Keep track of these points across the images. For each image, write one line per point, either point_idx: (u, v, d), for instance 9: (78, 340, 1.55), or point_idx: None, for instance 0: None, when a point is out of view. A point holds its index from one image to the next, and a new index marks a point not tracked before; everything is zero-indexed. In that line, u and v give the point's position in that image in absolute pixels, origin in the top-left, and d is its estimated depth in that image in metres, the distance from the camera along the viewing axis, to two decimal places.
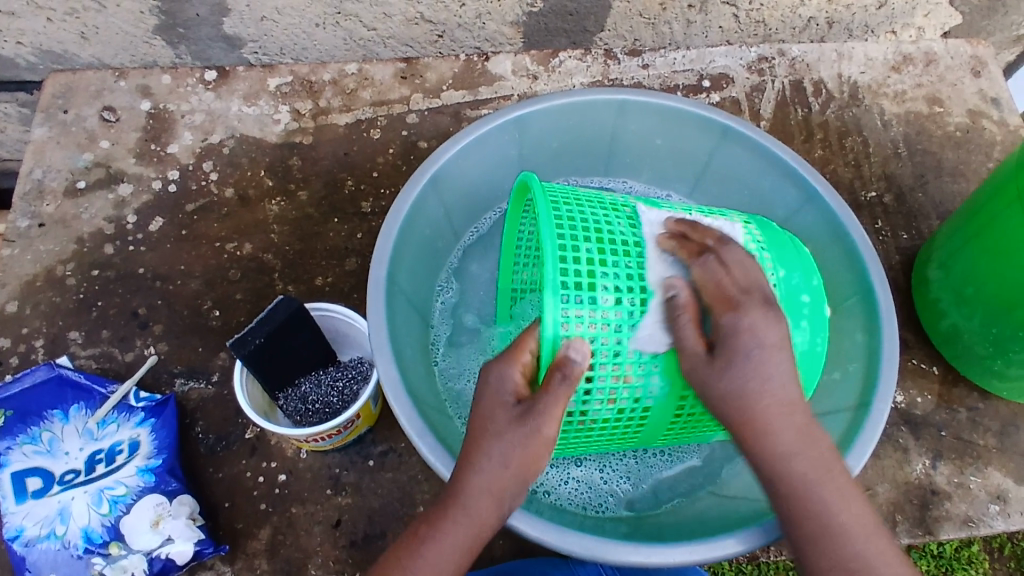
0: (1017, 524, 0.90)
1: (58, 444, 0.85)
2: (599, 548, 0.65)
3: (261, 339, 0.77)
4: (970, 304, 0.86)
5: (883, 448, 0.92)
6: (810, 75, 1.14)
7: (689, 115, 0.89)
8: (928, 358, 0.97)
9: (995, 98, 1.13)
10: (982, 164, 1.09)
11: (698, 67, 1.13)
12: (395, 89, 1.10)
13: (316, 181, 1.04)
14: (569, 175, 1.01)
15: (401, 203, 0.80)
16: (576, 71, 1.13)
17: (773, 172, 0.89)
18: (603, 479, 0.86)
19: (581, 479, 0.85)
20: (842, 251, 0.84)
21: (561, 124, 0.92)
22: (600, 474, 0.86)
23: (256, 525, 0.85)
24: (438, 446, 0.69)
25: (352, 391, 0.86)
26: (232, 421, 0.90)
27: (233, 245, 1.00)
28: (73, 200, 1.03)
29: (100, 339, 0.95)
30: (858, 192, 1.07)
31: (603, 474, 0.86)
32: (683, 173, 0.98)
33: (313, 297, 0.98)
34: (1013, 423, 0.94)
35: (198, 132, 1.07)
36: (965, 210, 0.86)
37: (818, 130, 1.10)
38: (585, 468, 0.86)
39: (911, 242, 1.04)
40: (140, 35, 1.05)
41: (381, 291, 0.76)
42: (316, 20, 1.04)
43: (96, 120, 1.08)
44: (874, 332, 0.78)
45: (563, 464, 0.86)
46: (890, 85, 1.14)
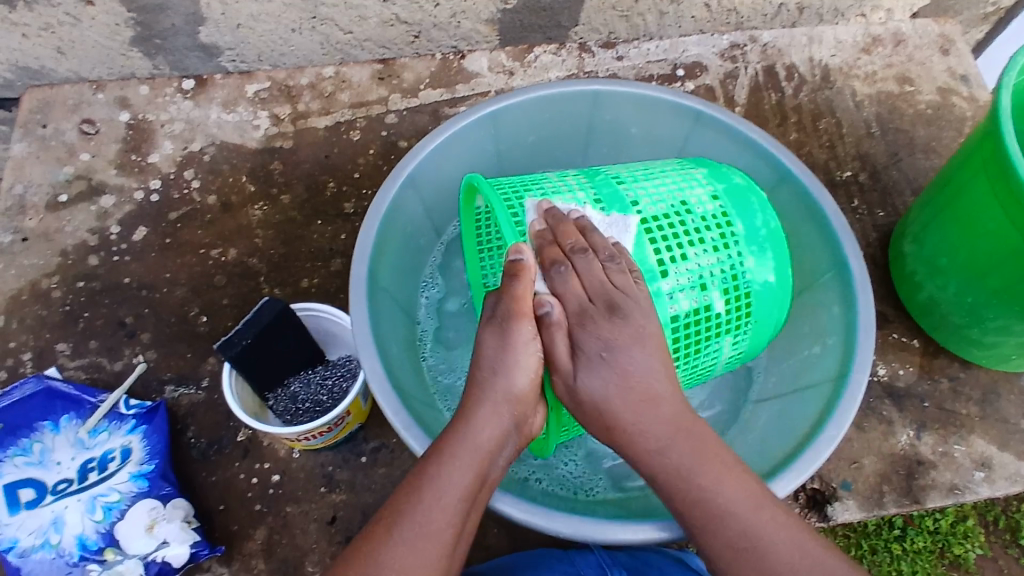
0: (1002, 489, 0.91)
1: (49, 454, 0.85)
2: (587, 527, 0.66)
3: (249, 340, 0.78)
4: (944, 275, 0.88)
5: (868, 421, 0.94)
6: (782, 60, 1.15)
7: (663, 103, 0.90)
8: (908, 332, 0.98)
9: (964, 75, 1.15)
10: (953, 140, 1.11)
11: (671, 57, 1.15)
12: (373, 91, 1.11)
13: (298, 184, 1.05)
14: (548, 168, 1.02)
15: (380, 201, 0.81)
16: (552, 66, 1.14)
17: (747, 154, 0.90)
18: (604, 455, 0.89)
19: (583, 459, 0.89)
20: (817, 230, 0.86)
21: (537, 117, 0.93)
22: (601, 450, 0.89)
23: (251, 526, 0.85)
24: (423, 436, 0.70)
25: (341, 389, 0.87)
26: (223, 425, 0.90)
27: (218, 251, 1.01)
28: (55, 213, 1.03)
29: (88, 350, 0.96)
30: (833, 171, 1.08)
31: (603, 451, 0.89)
32: (660, 161, 1.00)
33: (299, 299, 0.99)
34: (994, 391, 0.96)
35: (178, 141, 1.07)
36: (936, 182, 0.88)
37: (792, 114, 1.12)
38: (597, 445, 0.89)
39: (887, 219, 1.06)
40: (115, 47, 1.05)
41: (364, 288, 0.76)
42: (292, 25, 1.05)
43: (74, 133, 1.08)
44: (850, 304, 0.80)
45: (573, 445, 0.90)
46: (861, 67, 1.15)
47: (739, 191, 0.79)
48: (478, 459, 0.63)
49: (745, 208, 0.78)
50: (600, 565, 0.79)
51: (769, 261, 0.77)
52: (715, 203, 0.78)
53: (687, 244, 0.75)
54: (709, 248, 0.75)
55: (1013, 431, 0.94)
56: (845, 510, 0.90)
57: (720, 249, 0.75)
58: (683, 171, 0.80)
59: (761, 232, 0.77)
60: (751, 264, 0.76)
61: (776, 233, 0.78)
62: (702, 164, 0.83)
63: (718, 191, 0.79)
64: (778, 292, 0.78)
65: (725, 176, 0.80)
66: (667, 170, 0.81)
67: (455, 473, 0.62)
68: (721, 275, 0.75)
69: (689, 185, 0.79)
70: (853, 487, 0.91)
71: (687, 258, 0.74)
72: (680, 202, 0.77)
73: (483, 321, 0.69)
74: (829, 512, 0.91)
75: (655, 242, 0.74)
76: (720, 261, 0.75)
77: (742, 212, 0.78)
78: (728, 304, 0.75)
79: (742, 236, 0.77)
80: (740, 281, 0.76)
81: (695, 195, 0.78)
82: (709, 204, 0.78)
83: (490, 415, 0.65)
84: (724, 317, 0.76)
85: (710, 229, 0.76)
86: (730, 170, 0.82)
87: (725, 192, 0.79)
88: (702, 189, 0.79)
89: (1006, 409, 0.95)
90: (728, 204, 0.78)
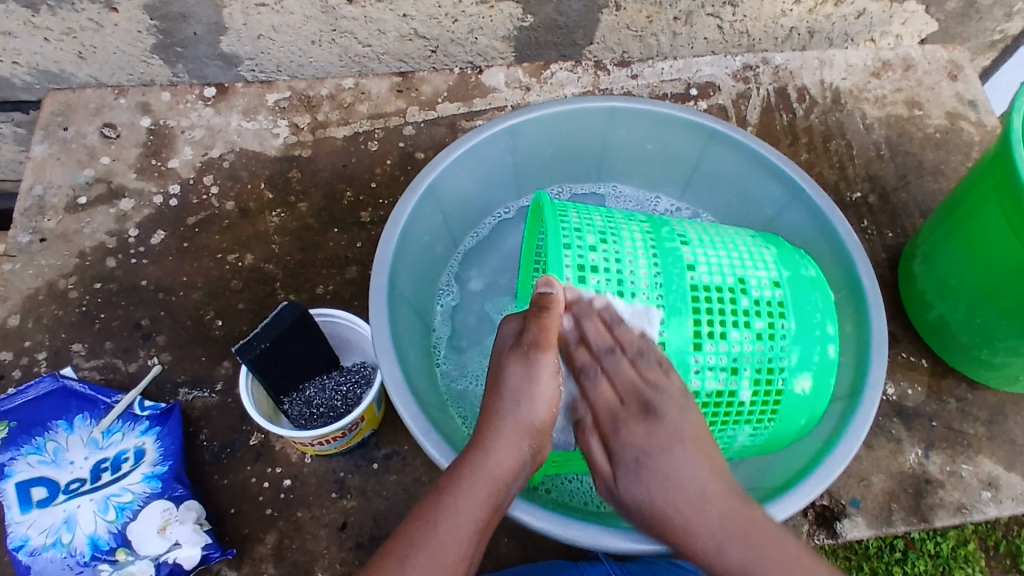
0: (1009, 509, 0.92)
1: (62, 454, 0.85)
2: (601, 536, 0.67)
3: (265, 344, 0.79)
4: (954, 296, 0.89)
5: (877, 440, 0.94)
6: (793, 82, 1.17)
7: (679, 121, 0.92)
8: (918, 351, 0.99)
9: (972, 101, 1.17)
10: (961, 164, 1.12)
11: (684, 76, 1.17)
12: (391, 102, 1.13)
13: (316, 192, 1.06)
14: (562, 182, 1.04)
15: (400, 211, 0.82)
16: (568, 82, 1.16)
17: (761, 172, 0.92)
18: None
19: (590, 483, 0.86)
20: (830, 246, 0.87)
21: (555, 131, 0.94)
22: None
23: (262, 530, 0.86)
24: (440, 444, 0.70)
25: (357, 395, 0.86)
26: (236, 428, 0.91)
27: (234, 256, 1.02)
28: (74, 215, 1.04)
29: (103, 351, 0.96)
30: (843, 192, 1.10)
31: None
32: (674, 177, 1.01)
33: (314, 305, 1.00)
34: (1002, 412, 0.97)
35: (198, 147, 1.09)
36: (947, 202, 0.89)
37: (803, 135, 1.14)
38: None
39: (896, 240, 1.07)
40: (139, 54, 1.07)
41: (383, 296, 0.77)
42: (313, 37, 1.07)
43: (96, 137, 1.09)
44: (864, 324, 0.81)
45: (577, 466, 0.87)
46: (871, 90, 1.17)
47: (803, 283, 0.78)
48: (489, 489, 0.64)
49: (805, 301, 0.77)
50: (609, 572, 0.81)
51: (809, 368, 0.76)
52: (776, 291, 0.77)
53: (730, 326, 0.74)
54: (753, 337, 0.75)
55: (1020, 451, 0.94)
56: (854, 527, 0.91)
57: (764, 339, 0.75)
58: (755, 250, 0.80)
59: (815, 331, 0.76)
60: (792, 358, 0.76)
61: (828, 339, 0.77)
62: (773, 244, 0.82)
63: (781, 278, 0.78)
64: (819, 375, 0.76)
65: (795, 266, 0.79)
66: (736, 242, 0.80)
67: (466, 502, 0.63)
68: (759, 362, 0.75)
69: (755, 266, 0.78)
70: (862, 504, 0.91)
71: (727, 340, 0.74)
72: (739, 279, 0.76)
73: (509, 349, 0.71)
74: (838, 528, 0.91)
75: (698, 315, 0.74)
76: (760, 350, 0.75)
77: (800, 307, 0.77)
78: (757, 394, 0.75)
79: (790, 333, 0.76)
80: (775, 373, 0.75)
81: (757, 277, 0.77)
82: (768, 290, 0.77)
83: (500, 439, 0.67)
84: (748, 406, 0.76)
85: (761, 316, 0.75)
86: (805, 261, 0.81)
87: (789, 282, 0.78)
88: (766, 273, 0.78)
89: (1014, 430, 0.96)
90: (787, 296, 0.77)
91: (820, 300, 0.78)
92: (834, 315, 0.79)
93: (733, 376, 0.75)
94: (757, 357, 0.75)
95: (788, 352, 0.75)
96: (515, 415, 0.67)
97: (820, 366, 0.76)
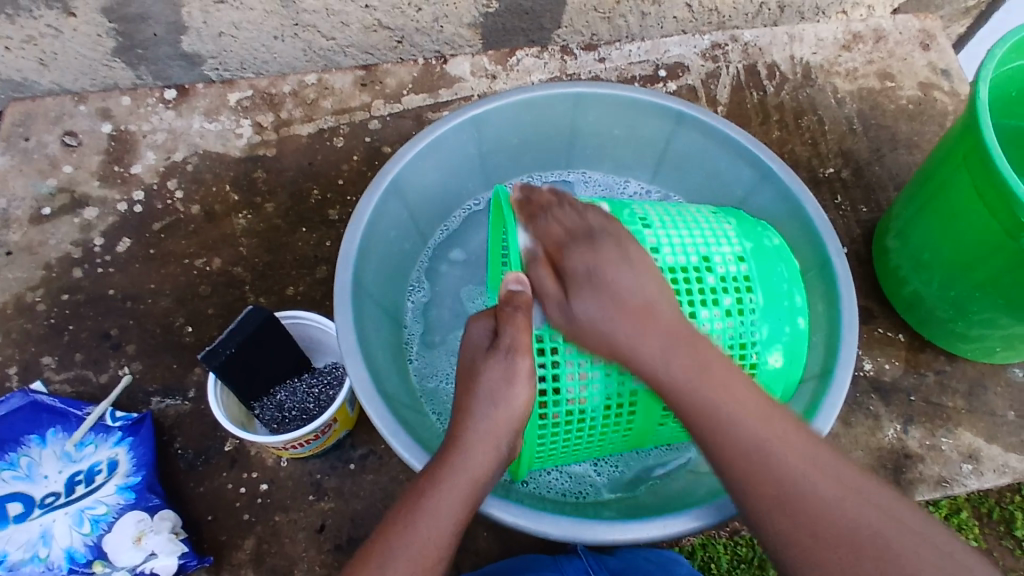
0: (990, 481, 0.92)
1: (35, 468, 0.84)
2: (575, 528, 0.67)
3: (231, 350, 0.78)
4: (928, 271, 0.88)
5: (855, 417, 0.94)
6: (763, 58, 1.16)
7: (645, 104, 0.90)
8: (894, 327, 0.99)
9: (945, 70, 1.16)
10: (935, 135, 1.11)
11: (653, 57, 1.15)
12: (356, 97, 1.11)
13: (282, 192, 1.05)
14: (531, 170, 1.03)
15: (362, 209, 0.81)
16: (535, 69, 1.14)
17: (728, 153, 0.90)
18: (597, 473, 0.86)
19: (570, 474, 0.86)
20: (798, 225, 0.86)
21: (520, 119, 0.93)
22: (594, 469, 0.86)
23: (240, 536, 0.85)
24: (413, 450, 0.70)
25: (328, 396, 0.87)
26: (211, 435, 0.90)
27: (203, 261, 1.01)
28: (38, 227, 1.03)
29: (73, 363, 0.96)
30: (816, 168, 1.09)
31: (598, 469, 0.86)
32: (643, 162, 1.00)
33: (285, 307, 0.99)
34: (981, 384, 0.96)
35: (161, 151, 1.07)
36: (918, 177, 0.89)
37: (774, 112, 1.12)
38: (584, 464, 0.87)
39: (870, 215, 1.06)
40: (98, 58, 1.05)
41: (348, 295, 0.76)
42: (274, 33, 1.04)
43: (57, 146, 1.08)
44: (834, 300, 0.80)
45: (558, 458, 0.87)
46: (842, 64, 1.16)
47: (768, 255, 0.77)
48: (468, 489, 0.64)
49: (771, 273, 0.76)
50: (588, 568, 0.80)
51: (781, 342, 0.75)
52: (741, 265, 0.76)
53: (699, 304, 0.74)
54: (723, 313, 0.74)
55: (1000, 422, 0.95)
56: None
57: (733, 315, 0.74)
58: (718, 226, 0.78)
59: (784, 302, 0.76)
60: (763, 332, 0.74)
61: (798, 312, 0.76)
62: (735, 216, 0.81)
63: (746, 252, 0.76)
64: (794, 346, 0.76)
65: (757, 237, 0.78)
66: (700, 220, 0.79)
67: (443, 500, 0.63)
68: (731, 339, 0.74)
69: (719, 242, 0.76)
70: None
71: (696, 319, 0.74)
72: (703, 257, 0.76)
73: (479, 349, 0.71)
74: None
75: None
76: (731, 327, 0.74)
77: (767, 279, 0.76)
78: None
79: (759, 306, 0.75)
80: (748, 347, 0.74)
81: (722, 253, 0.76)
82: (734, 266, 0.76)
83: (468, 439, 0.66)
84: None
85: (729, 292, 0.75)
86: (767, 231, 0.80)
87: (753, 253, 0.76)
88: (730, 248, 0.76)
89: (993, 401, 0.96)
90: (753, 269, 0.75)
91: (787, 270, 0.77)
92: (801, 286, 0.78)
93: None
94: (728, 332, 0.74)
95: (758, 324, 0.74)
96: (482, 413, 0.67)
97: (792, 340, 0.76)
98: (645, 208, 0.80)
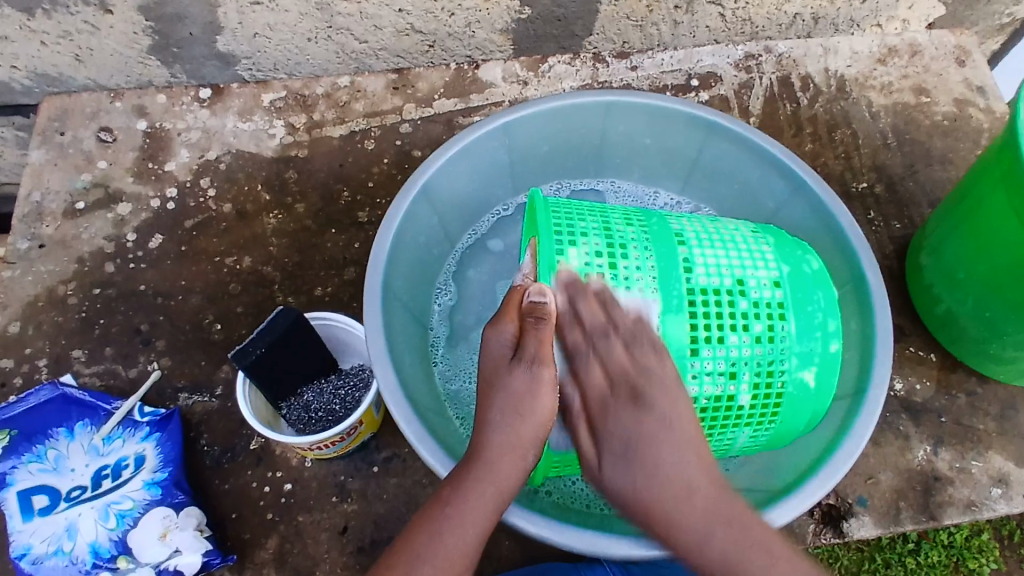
0: (1019, 506, 0.90)
1: (63, 461, 0.86)
2: (600, 542, 0.66)
3: (262, 349, 0.78)
4: (962, 290, 0.87)
5: (884, 436, 0.93)
6: (797, 70, 1.15)
7: (678, 115, 0.90)
8: (925, 345, 0.97)
9: (981, 87, 1.15)
10: (970, 152, 1.10)
11: (685, 67, 1.15)
12: (387, 100, 1.11)
13: (313, 193, 1.05)
14: (561, 177, 1.02)
15: (393, 212, 0.81)
16: (566, 76, 1.14)
17: (761, 165, 0.90)
18: None
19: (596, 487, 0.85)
20: (832, 238, 0.85)
21: (552, 127, 0.93)
22: None
23: (263, 535, 0.86)
24: (450, 461, 0.70)
25: (355, 398, 0.87)
26: (237, 432, 0.91)
27: (233, 259, 1.02)
28: (72, 221, 1.04)
29: (103, 357, 0.97)
30: (849, 183, 1.08)
31: None
32: (674, 171, 1.00)
33: (312, 307, 0.99)
34: (1012, 406, 0.95)
35: (194, 149, 1.08)
36: (953, 195, 0.87)
37: (807, 125, 1.11)
38: None
39: (904, 231, 1.05)
40: (136, 55, 1.06)
41: (377, 297, 0.77)
42: (309, 34, 1.05)
43: (92, 142, 1.09)
44: (868, 321, 0.79)
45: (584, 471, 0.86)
46: (877, 78, 1.15)
47: (804, 279, 0.76)
48: (495, 497, 0.64)
49: (806, 301, 0.75)
50: None
51: (812, 364, 0.74)
52: (776, 291, 0.75)
53: (728, 330, 0.73)
54: (753, 340, 0.73)
55: None
56: (860, 526, 0.89)
57: (763, 343, 0.73)
58: (755, 247, 0.77)
59: (817, 329, 0.75)
60: (792, 359, 0.74)
61: (831, 336, 0.75)
62: (773, 235, 0.80)
63: (782, 276, 0.76)
64: (826, 369, 0.75)
65: (795, 261, 0.77)
66: (737, 239, 0.78)
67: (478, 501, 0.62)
68: (760, 365, 0.73)
69: (755, 265, 0.76)
70: (869, 503, 0.90)
71: (724, 344, 0.73)
72: (738, 281, 0.74)
73: (503, 358, 0.69)
74: (844, 527, 0.89)
75: (695, 317, 0.73)
76: (760, 353, 0.73)
77: (801, 306, 0.75)
78: (757, 396, 0.74)
79: (791, 335, 0.74)
80: (776, 372, 0.73)
81: (757, 277, 0.75)
82: (767, 291, 0.75)
83: (496, 448, 0.66)
84: (749, 409, 0.74)
85: (759, 319, 0.74)
86: (807, 254, 0.79)
87: (789, 278, 0.76)
88: (767, 272, 0.76)
89: None
90: (788, 295, 0.75)
91: (825, 296, 0.76)
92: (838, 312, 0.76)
93: (732, 378, 0.73)
94: (757, 357, 0.73)
95: (787, 353, 0.74)
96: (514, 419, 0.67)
97: (822, 364, 0.74)
98: (684, 225, 0.79)
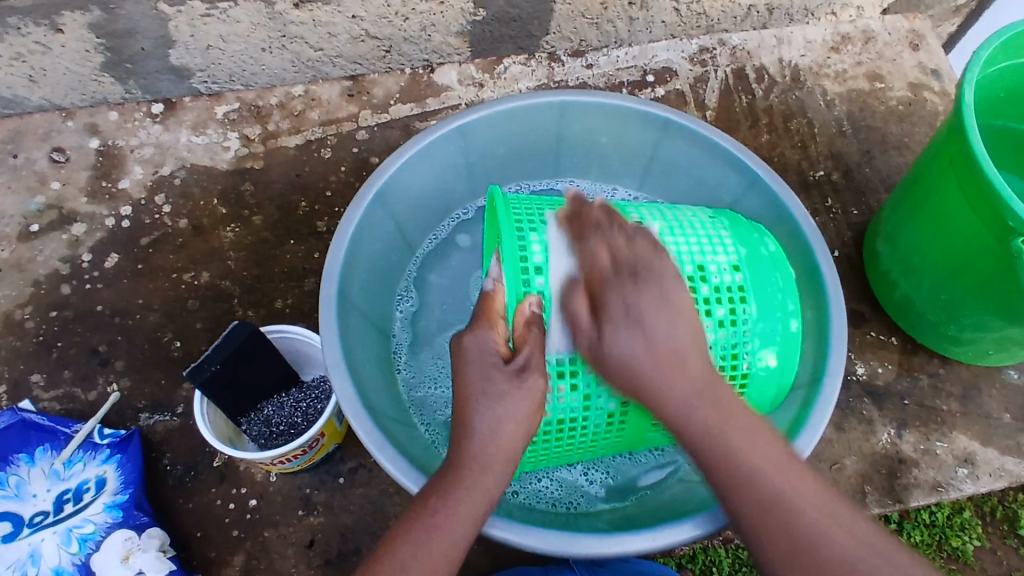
0: (985, 485, 0.91)
1: (24, 487, 0.84)
2: (563, 542, 0.66)
3: (218, 365, 0.77)
4: (918, 274, 0.87)
5: (848, 422, 0.94)
6: (751, 62, 1.15)
7: (631, 112, 0.90)
8: (886, 330, 0.98)
9: (935, 70, 1.16)
10: (925, 136, 1.11)
11: (640, 63, 1.15)
12: (343, 108, 1.11)
13: (270, 205, 1.04)
14: (519, 178, 1.02)
15: (347, 221, 0.81)
16: (522, 76, 1.14)
17: (714, 160, 0.90)
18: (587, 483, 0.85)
19: (559, 482, 0.85)
20: (785, 229, 0.86)
21: (506, 129, 0.92)
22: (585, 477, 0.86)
23: (229, 552, 0.85)
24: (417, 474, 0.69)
25: (316, 410, 0.87)
26: (199, 450, 0.90)
27: (191, 275, 1.00)
28: (27, 243, 1.03)
29: (62, 380, 0.95)
30: (806, 171, 1.08)
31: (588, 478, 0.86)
32: (631, 168, 1.00)
33: (272, 320, 0.98)
34: (975, 386, 0.96)
35: (148, 165, 1.07)
36: (906, 180, 0.88)
37: (763, 116, 1.12)
38: (573, 473, 0.86)
39: (862, 217, 1.06)
40: (87, 73, 1.05)
41: (333, 309, 0.76)
42: (262, 44, 1.04)
43: (45, 162, 1.07)
44: (823, 307, 0.79)
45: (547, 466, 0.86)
46: (831, 66, 1.16)
47: (762, 263, 0.76)
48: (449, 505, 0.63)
49: (766, 283, 0.75)
50: None
51: (773, 345, 0.74)
52: (736, 274, 0.75)
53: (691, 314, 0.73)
54: (716, 323, 0.73)
55: (995, 426, 0.94)
56: None
57: (725, 326, 0.73)
58: (713, 231, 0.77)
59: (777, 310, 0.75)
60: (755, 341, 0.74)
61: (791, 316, 0.75)
62: (733, 222, 0.80)
63: (741, 259, 0.76)
64: (785, 351, 0.75)
65: (753, 244, 0.77)
66: (695, 225, 0.78)
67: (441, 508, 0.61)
68: (723, 349, 0.73)
69: (714, 250, 0.76)
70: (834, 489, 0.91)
71: None
72: (698, 266, 0.75)
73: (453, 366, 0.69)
74: None
75: None
76: (724, 336, 0.73)
77: (761, 289, 0.75)
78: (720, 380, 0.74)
79: (752, 318, 0.74)
80: (740, 357, 0.74)
81: (717, 262, 0.75)
82: (728, 275, 0.75)
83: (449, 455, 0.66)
84: None
85: (722, 302, 0.74)
86: (764, 237, 0.79)
87: (747, 260, 0.76)
88: (726, 256, 0.76)
89: (987, 403, 0.95)
90: (748, 278, 0.75)
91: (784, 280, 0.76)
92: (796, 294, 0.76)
93: None
94: (723, 342, 0.73)
95: (750, 335, 0.74)
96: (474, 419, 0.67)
97: (784, 346, 0.75)
98: (642, 214, 0.79)
